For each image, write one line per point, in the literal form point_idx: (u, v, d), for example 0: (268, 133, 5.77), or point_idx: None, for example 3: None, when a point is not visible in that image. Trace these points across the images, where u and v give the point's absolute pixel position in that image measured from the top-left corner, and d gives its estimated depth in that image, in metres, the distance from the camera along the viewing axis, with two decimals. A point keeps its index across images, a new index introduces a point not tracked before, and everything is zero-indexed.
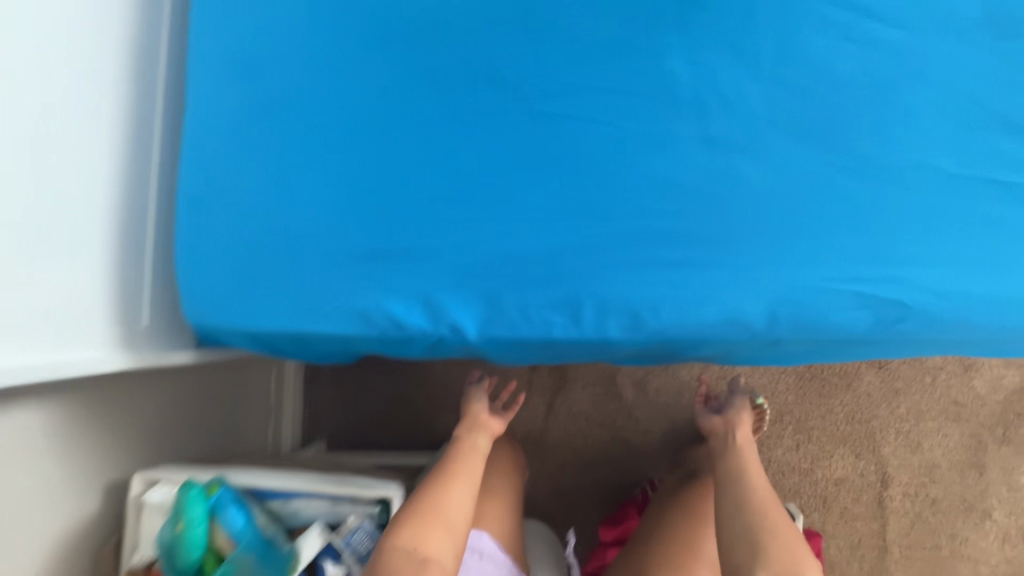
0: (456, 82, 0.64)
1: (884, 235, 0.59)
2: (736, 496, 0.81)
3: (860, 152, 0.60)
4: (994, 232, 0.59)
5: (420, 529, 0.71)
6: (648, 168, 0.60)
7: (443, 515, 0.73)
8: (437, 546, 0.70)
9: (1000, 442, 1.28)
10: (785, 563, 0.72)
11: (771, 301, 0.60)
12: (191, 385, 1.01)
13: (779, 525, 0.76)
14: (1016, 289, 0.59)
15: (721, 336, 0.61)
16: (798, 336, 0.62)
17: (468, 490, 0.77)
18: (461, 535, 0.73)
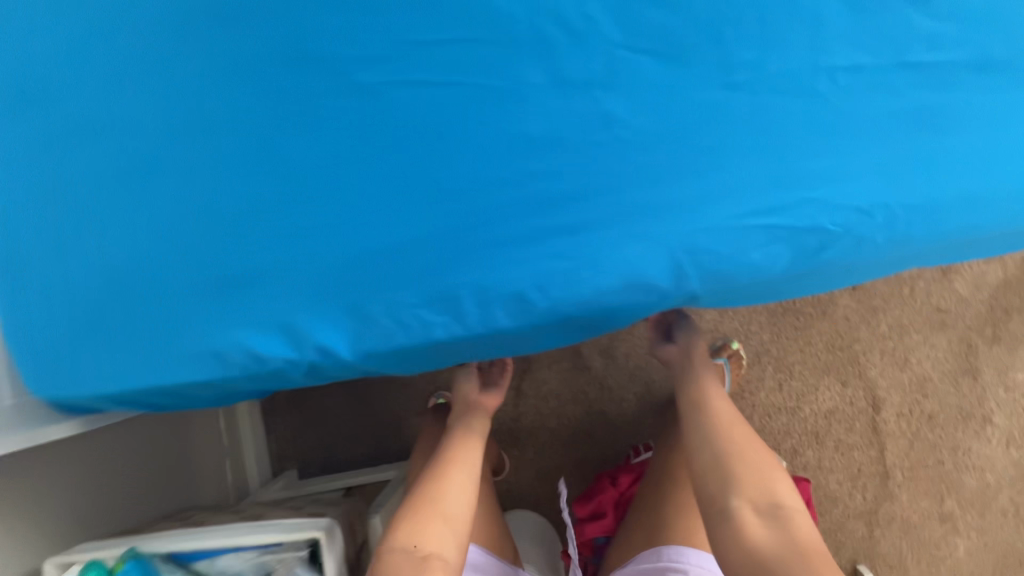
0: (269, 65, 0.54)
1: (785, 154, 0.52)
2: (696, 428, 0.74)
3: (742, 63, 0.52)
4: (907, 128, 0.52)
5: (418, 525, 0.76)
6: (506, 129, 0.53)
7: (443, 508, 0.79)
8: (438, 539, 0.76)
9: (990, 343, 1.21)
10: (759, 487, 0.66)
11: (675, 254, 0.52)
12: (123, 442, 0.93)
13: (746, 450, 0.70)
14: (945, 189, 0.52)
15: (623, 306, 0.53)
16: (717, 289, 0.54)
17: (465, 482, 0.84)
18: (461, 525, 0.79)
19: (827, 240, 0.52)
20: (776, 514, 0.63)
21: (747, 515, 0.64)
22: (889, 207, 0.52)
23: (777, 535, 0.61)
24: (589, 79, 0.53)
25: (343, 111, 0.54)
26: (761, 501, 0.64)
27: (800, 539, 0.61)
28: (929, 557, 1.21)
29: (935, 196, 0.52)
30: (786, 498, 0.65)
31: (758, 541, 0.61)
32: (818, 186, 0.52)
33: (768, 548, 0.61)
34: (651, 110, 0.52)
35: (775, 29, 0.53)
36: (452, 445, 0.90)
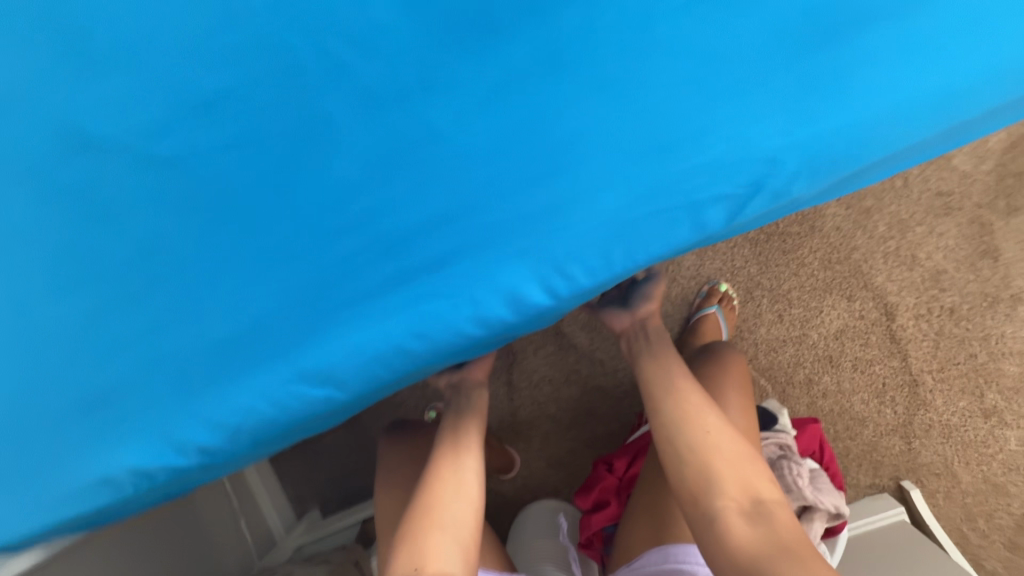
0: (71, 163, 0.50)
1: (646, 122, 0.45)
2: (661, 418, 0.65)
3: (572, 37, 0.46)
4: (779, 54, 0.44)
5: (415, 544, 0.58)
6: (328, 170, 0.48)
7: (441, 515, 0.60)
8: (444, 555, 0.57)
9: (1007, 215, 1.06)
10: (739, 484, 0.58)
11: (553, 264, 0.46)
12: (157, 518, 0.98)
13: (722, 436, 0.62)
14: (848, 116, 0.44)
15: (521, 320, 0.48)
16: (610, 283, 0.49)
17: (467, 477, 0.65)
18: (470, 532, 0.60)
19: (730, 207, 0.46)
20: (759, 509, 0.56)
21: (731, 515, 0.56)
22: (794, 150, 0.44)
23: (762, 532, 0.54)
24: (416, 89, 0.47)
25: (167, 198, 0.50)
26: (742, 499, 0.57)
27: (786, 536, 0.54)
28: (977, 456, 1.12)
29: (863, 116, 0.44)
30: (764, 491, 0.58)
31: (742, 540, 0.54)
32: (696, 151, 0.45)
33: (753, 548, 0.52)
34: (495, 109, 0.46)
35: None
36: (444, 437, 0.71)
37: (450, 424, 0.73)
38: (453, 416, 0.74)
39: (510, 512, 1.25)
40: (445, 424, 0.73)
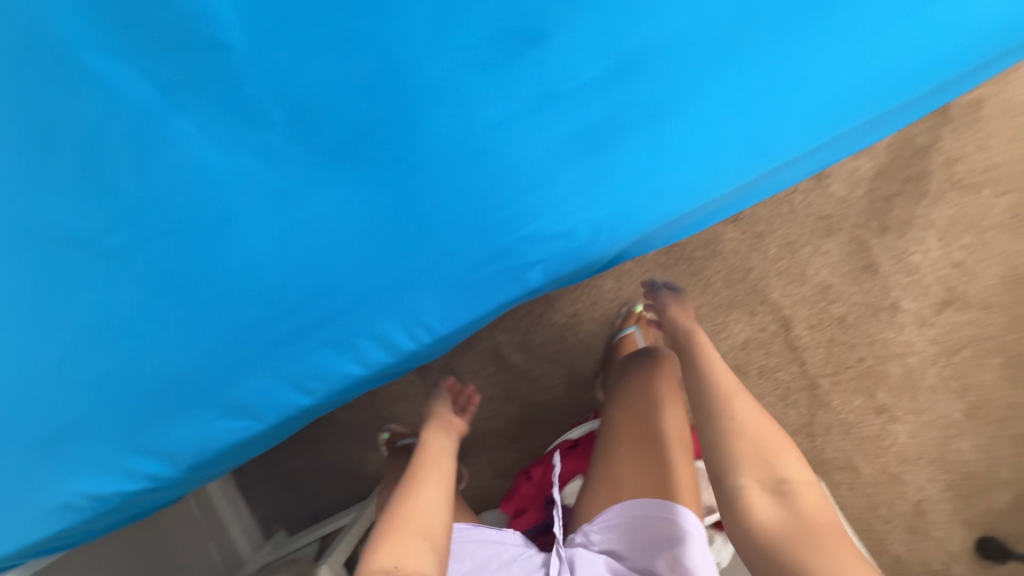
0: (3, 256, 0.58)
1: (481, 208, 0.57)
2: (702, 409, 0.76)
3: (424, 145, 0.55)
4: (581, 153, 0.56)
5: (394, 545, 0.68)
6: (231, 255, 0.59)
7: (420, 525, 0.71)
8: (418, 557, 0.67)
9: (881, 233, 1.19)
10: (763, 465, 0.68)
11: (413, 315, 0.60)
12: (127, 546, 1.08)
13: (747, 425, 0.72)
14: (626, 199, 0.58)
15: (396, 359, 0.63)
16: (461, 325, 0.63)
17: (438, 499, 0.77)
18: (442, 540, 0.72)
19: (542, 271, 0.60)
20: (783, 490, 0.65)
21: (755, 494, 0.66)
22: (583, 228, 0.58)
23: (785, 512, 0.63)
24: (294, 190, 0.57)
25: (95, 281, 0.59)
26: (767, 480, 0.67)
27: (807, 517, 0.63)
28: (874, 450, 1.24)
29: (631, 203, 0.58)
30: (791, 474, 0.67)
31: (765, 518, 0.64)
32: (518, 228, 0.58)
33: (776, 525, 0.62)
34: (358, 200, 0.57)
35: (445, 91, 0.54)
36: (419, 467, 0.83)
37: (424, 458, 0.86)
38: (426, 451, 0.87)
39: None
40: (417, 459, 0.86)
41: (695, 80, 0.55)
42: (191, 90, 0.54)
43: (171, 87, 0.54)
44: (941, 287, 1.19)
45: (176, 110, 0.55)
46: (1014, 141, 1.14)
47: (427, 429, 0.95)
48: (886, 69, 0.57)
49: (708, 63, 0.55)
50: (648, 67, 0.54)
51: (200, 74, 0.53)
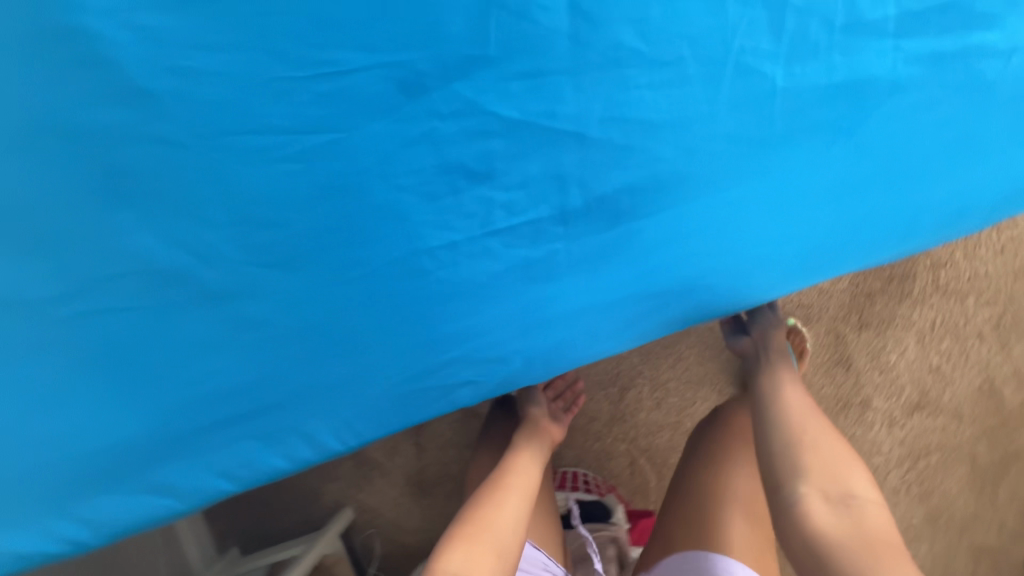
0: None
1: (417, 326, 0.57)
2: (769, 424, 0.76)
3: (367, 261, 0.55)
4: (522, 283, 0.55)
5: (473, 550, 0.70)
6: (172, 341, 0.58)
7: (498, 534, 0.73)
8: (486, 562, 0.70)
9: (858, 329, 1.18)
10: (831, 478, 0.67)
11: (345, 420, 0.61)
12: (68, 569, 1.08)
13: (819, 439, 0.71)
14: (557, 334, 0.58)
15: (321, 457, 0.63)
16: (388, 431, 0.62)
17: (521, 510, 0.78)
18: (510, 548, 0.73)
19: (473, 391, 0.60)
20: (847, 504, 0.64)
21: (813, 498, 0.65)
22: (517, 355, 0.59)
23: (847, 522, 0.62)
24: (233, 290, 0.57)
25: (26, 352, 0.57)
26: (832, 490, 0.65)
27: (871, 531, 0.61)
28: None
29: (565, 336, 0.58)
30: (859, 490, 0.66)
31: (826, 525, 0.62)
32: (452, 349, 0.57)
33: (834, 529, 0.61)
34: (296, 305, 0.57)
35: (390, 214, 0.53)
36: (512, 468, 0.85)
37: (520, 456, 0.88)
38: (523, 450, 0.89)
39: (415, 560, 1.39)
40: (510, 458, 0.88)
41: (636, 232, 0.54)
42: (137, 181, 0.53)
43: (117, 176, 0.53)
44: (914, 390, 1.17)
45: (124, 201, 0.53)
46: (1002, 252, 1.12)
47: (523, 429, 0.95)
48: (846, 235, 0.57)
49: (660, 212, 0.54)
50: (595, 209, 0.53)
51: (146, 169, 0.53)
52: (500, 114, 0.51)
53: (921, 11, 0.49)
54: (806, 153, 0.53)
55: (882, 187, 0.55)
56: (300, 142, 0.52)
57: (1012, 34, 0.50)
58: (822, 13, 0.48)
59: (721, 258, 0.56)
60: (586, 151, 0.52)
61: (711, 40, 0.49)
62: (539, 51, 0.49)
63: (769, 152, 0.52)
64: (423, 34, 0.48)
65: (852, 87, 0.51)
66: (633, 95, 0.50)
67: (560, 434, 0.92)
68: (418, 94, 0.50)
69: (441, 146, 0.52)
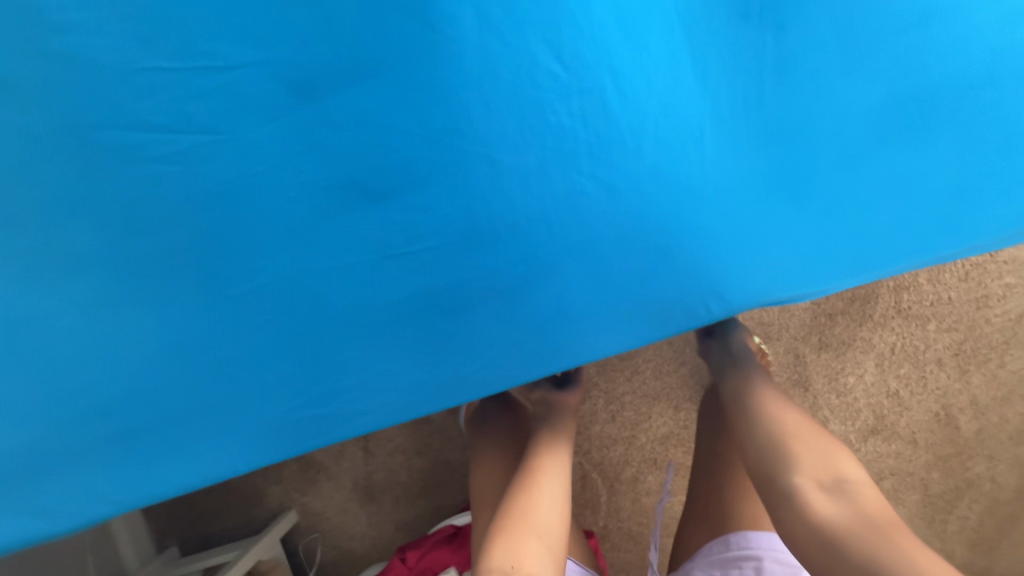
0: None
1: (309, 349, 0.51)
2: (741, 420, 0.69)
3: (254, 276, 0.49)
4: (424, 308, 0.50)
5: (512, 541, 0.59)
6: (32, 352, 0.51)
7: (537, 522, 0.62)
8: (538, 561, 0.58)
9: (818, 350, 1.15)
10: (818, 461, 0.60)
11: (234, 443, 0.55)
12: None
13: (800, 425, 0.65)
14: (464, 366, 0.52)
15: (204, 480, 0.56)
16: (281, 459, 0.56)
17: (560, 493, 0.67)
18: (559, 543, 0.62)
19: (375, 421, 0.54)
20: (842, 487, 0.57)
21: (809, 489, 0.58)
22: (422, 387, 0.52)
23: (846, 508, 0.55)
24: (103, 302, 0.50)
25: None
26: (823, 475, 0.59)
27: (873, 513, 0.54)
28: None
29: (475, 366, 0.52)
30: (849, 470, 0.59)
31: (830, 516, 0.55)
32: (348, 375, 0.52)
33: (838, 521, 0.54)
34: (178, 319, 0.51)
35: (277, 228, 0.48)
36: (539, 449, 0.75)
37: (546, 437, 0.77)
38: (547, 432, 0.77)
39: (360, 566, 1.36)
40: (539, 437, 0.77)
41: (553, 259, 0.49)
42: None
43: None
44: (870, 415, 1.15)
45: None
46: (965, 279, 1.09)
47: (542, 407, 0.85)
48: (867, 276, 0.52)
49: (584, 243, 0.48)
50: (507, 237, 0.48)
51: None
52: (396, 125, 0.45)
53: (854, 44, 0.46)
54: (786, 207, 0.49)
55: (891, 228, 0.50)
56: (175, 142, 0.46)
57: (959, 68, 0.47)
58: (750, 48, 0.45)
59: (727, 285, 0.50)
60: (497, 166, 0.46)
61: (631, 64, 0.44)
62: (442, 58, 0.44)
63: (739, 190, 0.48)
64: (307, 31, 0.43)
65: (782, 127, 0.47)
66: (543, 114, 0.45)
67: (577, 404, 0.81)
68: (308, 98, 0.45)
69: (331, 156, 0.46)
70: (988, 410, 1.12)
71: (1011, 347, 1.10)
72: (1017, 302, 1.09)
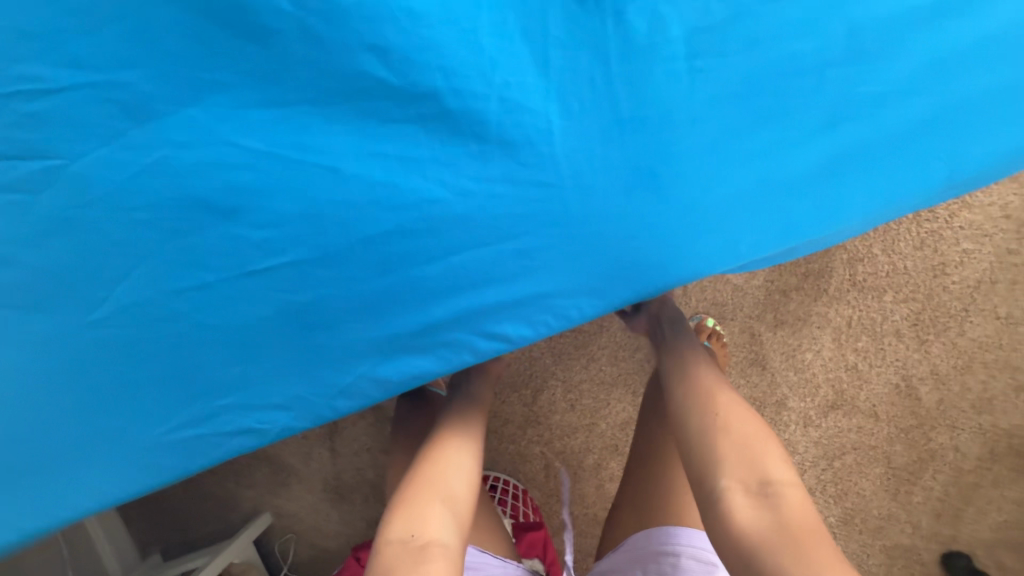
0: None
1: (182, 371, 0.50)
2: (681, 412, 0.66)
3: (117, 301, 0.47)
4: (293, 324, 0.48)
5: (412, 509, 0.56)
6: None
7: (441, 489, 0.59)
8: (440, 524, 0.55)
9: (775, 327, 1.12)
10: (746, 464, 0.55)
11: (114, 472, 0.53)
12: None
13: (732, 422, 0.60)
14: (340, 378, 0.51)
15: (83, 510, 0.53)
16: (172, 481, 0.55)
17: (466, 458, 0.64)
18: (465, 509, 0.59)
19: (254, 439, 0.53)
20: (766, 491, 0.52)
21: (734, 496, 0.53)
22: (299, 402, 0.52)
23: (767, 516, 0.51)
24: None
25: None
26: (750, 479, 0.54)
27: (792, 520, 0.50)
28: None
29: (347, 380, 0.51)
30: (775, 471, 0.54)
31: (747, 522, 0.51)
32: (226, 395, 0.51)
33: (754, 526, 0.50)
34: (33, 348, 0.49)
35: (129, 253, 0.46)
36: (447, 420, 0.71)
37: (452, 412, 0.73)
38: (453, 408, 0.74)
39: (336, 564, 1.37)
40: (446, 412, 0.73)
41: (411, 270, 0.47)
42: None
43: None
44: (829, 390, 1.13)
45: None
46: (920, 247, 1.06)
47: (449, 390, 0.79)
48: (739, 264, 0.49)
49: (441, 253, 0.46)
50: (362, 250, 0.46)
51: None
52: (235, 145, 0.43)
53: (711, 25, 0.41)
54: (650, 198, 0.45)
55: (763, 216, 0.46)
56: (14, 170, 0.44)
57: (834, 43, 0.42)
58: (592, 45, 0.42)
59: (596, 280, 0.47)
60: (347, 179, 0.44)
61: (470, 69, 0.42)
62: (279, 75, 0.42)
63: (603, 171, 0.44)
64: (133, 50, 0.41)
65: (639, 119, 0.43)
66: (381, 129, 0.43)
67: (486, 391, 0.78)
68: (144, 118, 0.43)
69: (174, 180, 0.44)
70: (949, 379, 1.09)
71: (970, 314, 1.07)
72: (974, 269, 1.06)
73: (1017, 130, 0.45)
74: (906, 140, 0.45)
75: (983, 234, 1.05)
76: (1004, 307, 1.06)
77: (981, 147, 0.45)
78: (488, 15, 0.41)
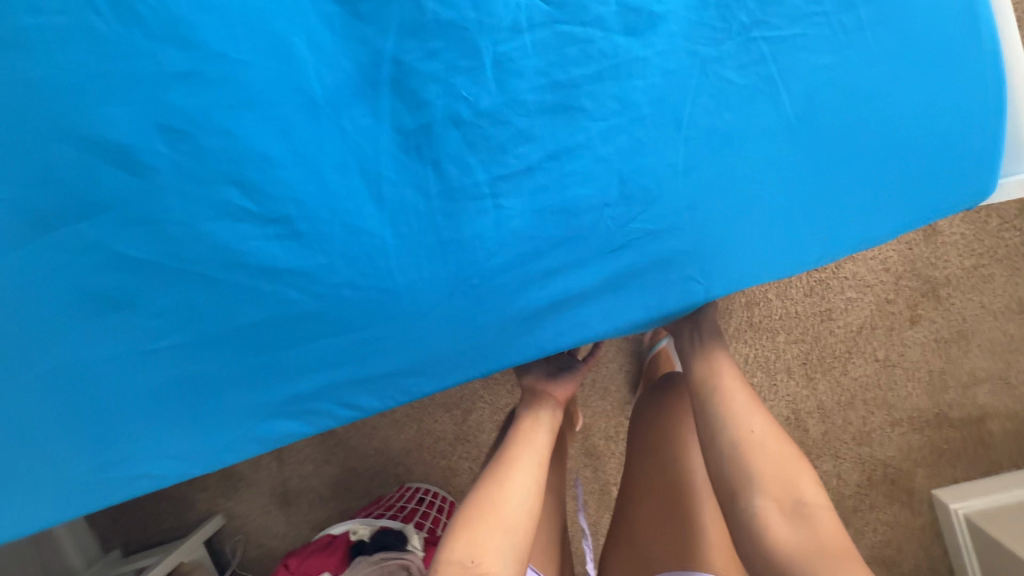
0: None
1: (88, 428, 0.58)
2: (706, 425, 0.68)
3: (32, 371, 0.56)
4: (183, 391, 0.57)
5: (472, 535, 0.58)
6: None
7: (504, 514, 0.60)
8: (500, 553, 0.58)
9: None
10: (783, 482, 0.61)
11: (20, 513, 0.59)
12: None
13: (769, 439, 0.64)
14: (223, 438, 0.59)
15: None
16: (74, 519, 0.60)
17: (532, 483, 0.65)
18: (528, 533, 0.61)
19: (153, 483, 0.60)
20: (801, 512, 0.58)
21: (770, 516, 0.59)
22: (188, 456, 0.60)
23: (805, 536, 0.57)
24: None
25: None
26: (786, 499, 0.59)
27: (826, 542, 0.56)
28: None
29: (230, 440, 0.59)
30: (811, 494, 0.60)
31: (781, 543, 0.57)
32: (126, 447, 0.59)
33: (792, 546, 0.56)
34: None
35: (41, 332, 0.55)
36: (517, 437, 0.72)
37: (522, 427, 0.74)
38: (524, 422, 0.75)
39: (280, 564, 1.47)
40: (519, 426, 0.74)
41: (275, 354, 0.56)
42: None
43: None
44: None
45: None
46: (810, 294, 1.17)
47: (524, 403, 0.79)
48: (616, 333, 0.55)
49: (302, 342, 0.55)
50: (236, 337, 0.55)
51: None
52: (125, 253, 0.52)
53: (508, 174, 0.51)
54: (469, 302, 0.53)
55: (622, 302, 0.53)
56: None
57: (609, 188, 0.50)
58: (415, 183, 0.52)
59: (439, 360, 0.56)
60: (218, 281, 0.53)
61: (316, 199, 0.52)
62: (160, 199, 0.51)
63: (443, 273, 0.53)
64: (40, 177, 0.51)
65: (454, 244, 0.52)
66: (244, 245, 0.52)
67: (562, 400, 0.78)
68: (49, 229, 0.52)
69: (78, 276, 0.53)
70: (834, 413, 1.20)
71: (853, 355, 1.18)
72: (857, 315, 1.17)
73: (852, 222, 0.51)
74: (756, 231, 0.51)
75: (865, 284, 1.16)
76: (881, 350, 1.17)
77: (805, 244, 0.52)
78: (330, 159, 0.51)
